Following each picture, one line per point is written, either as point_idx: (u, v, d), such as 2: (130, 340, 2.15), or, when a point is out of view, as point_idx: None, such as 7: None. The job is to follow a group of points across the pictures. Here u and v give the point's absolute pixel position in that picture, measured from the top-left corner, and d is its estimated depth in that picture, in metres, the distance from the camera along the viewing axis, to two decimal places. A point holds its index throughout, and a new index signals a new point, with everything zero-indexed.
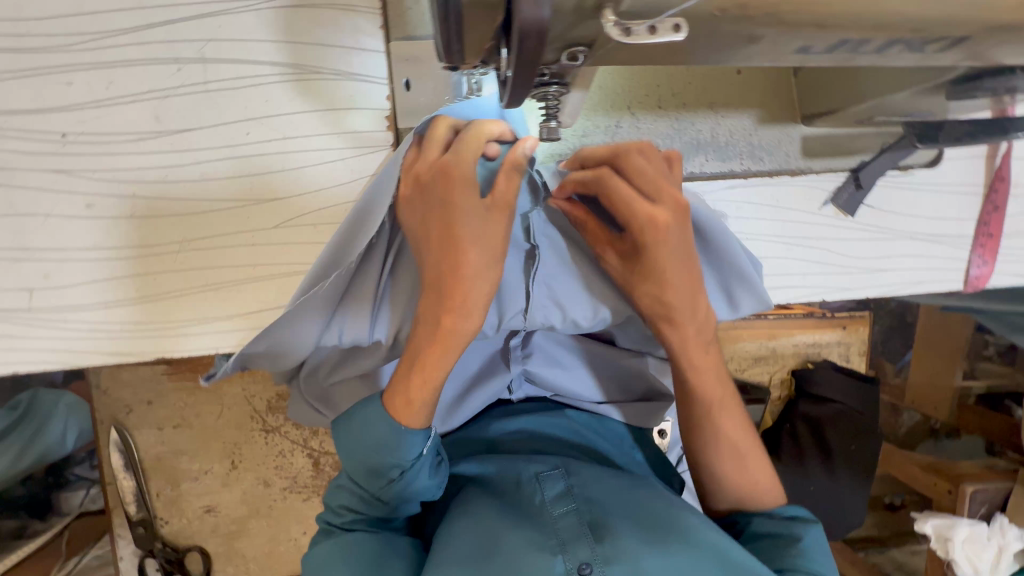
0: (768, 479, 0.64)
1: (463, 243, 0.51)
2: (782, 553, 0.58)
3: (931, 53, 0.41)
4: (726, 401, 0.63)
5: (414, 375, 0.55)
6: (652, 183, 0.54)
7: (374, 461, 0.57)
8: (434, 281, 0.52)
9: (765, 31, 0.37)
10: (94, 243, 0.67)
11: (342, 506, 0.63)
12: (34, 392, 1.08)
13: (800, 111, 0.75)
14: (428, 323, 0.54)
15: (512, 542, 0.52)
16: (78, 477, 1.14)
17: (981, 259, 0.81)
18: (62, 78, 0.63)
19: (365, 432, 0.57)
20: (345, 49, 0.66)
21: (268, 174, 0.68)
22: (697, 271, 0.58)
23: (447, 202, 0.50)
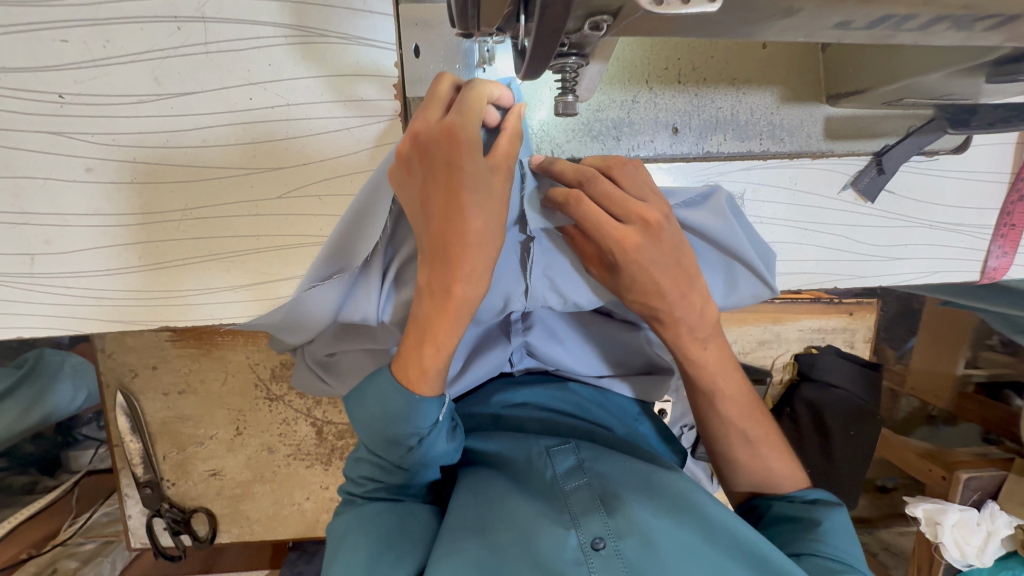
0: (784, 465, 0.64)
1: (467, 208, 0.47)
2: (802, 537, 0.57)
3: (979, 32, 0.38)
4: (733, 389, 0.63)
5: (426, 346, 0.51)
6: (621, 205, 0.53)
7: (391, 432, 0.54)
8: (439, 248, 0.48)
9: (804, 4, 0.34)
10: (93, 209, 0.65)
11: (363, 476, 0.60)
12: (40, 353, 1.03)
13: (826, 89, 0.71)
14: (435, 286, 0.50)
15: (526, 516, 0.53)
16: (87, 436, 1.17)
17: (1000, 250, 0.79)
18: (56, 35, 0.60)
19: (379, 403, 0.53)
20: (352, 11, 0.63)
21: (272, 142, 0.66)
22: (690, 268, 0.56)
23: (454, 165, 0.46)
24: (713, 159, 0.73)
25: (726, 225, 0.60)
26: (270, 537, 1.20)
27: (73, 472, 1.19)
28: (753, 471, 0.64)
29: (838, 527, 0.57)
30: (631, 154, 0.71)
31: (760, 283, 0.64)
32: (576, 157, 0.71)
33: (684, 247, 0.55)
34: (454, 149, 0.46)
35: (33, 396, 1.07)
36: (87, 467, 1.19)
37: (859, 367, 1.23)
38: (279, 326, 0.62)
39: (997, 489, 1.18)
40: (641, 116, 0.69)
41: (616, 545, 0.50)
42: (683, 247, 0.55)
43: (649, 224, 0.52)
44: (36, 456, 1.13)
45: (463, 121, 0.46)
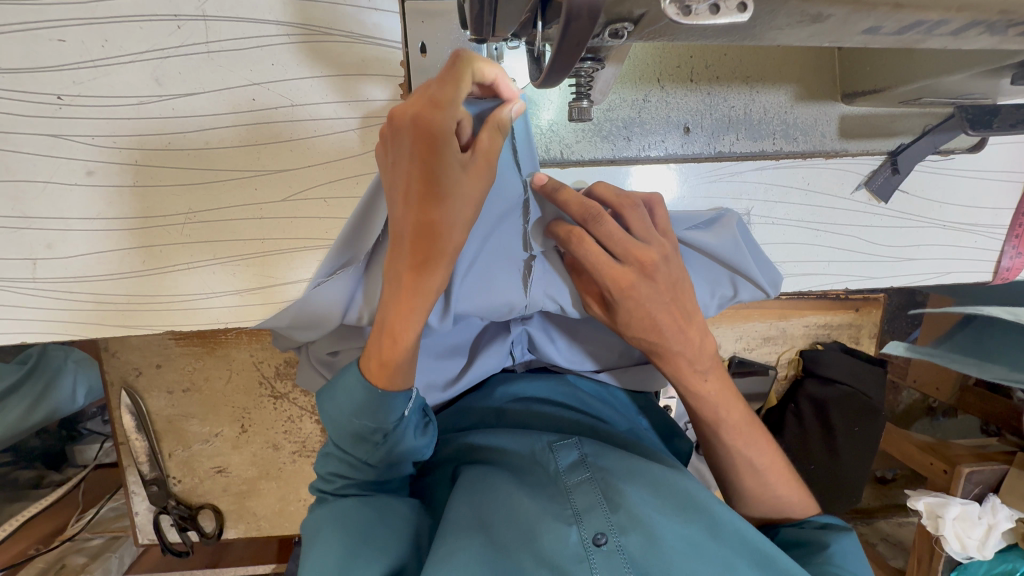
0: (793, 492, 0.64)
1: (433, 202, 0.44)
2: (814, 558, 0.57)
3: (1012, 37, 0.37)
4: (742, 427, 0.63)
5: (382, 334, 0.51)
6: (619, 244, 0.54)
7: (356, 427, 0.53)
8: (401, 240, 0.46)
9: (834, 10, 0.33)
10: (95, 213, 0.64)
11: (331, 473, 0.58)
12: (43, 349, 1.06)
13: (842, 87, 0.70)
14: (395, 274, 0.49)
15: (531, 512, 0.52)
16: (89, 431, 1.20)
17: (1014, 250, 0.78)
18: (53, 34, 0.58)
19: (344, 397, 0.53)
20: (357, 8, 0.61)
21: (276, 144, 0.65)
22: (685, 303, 0.58)
23: (419, 159, 0.43)
24: (726, 159, 0.71)
25: (731, 244, 0.62)
26: (276, 532, 1.20)
27: (79, 468, 1.19)
28: (762, 499, 0.64)
29: (850, 552, 0.57)
30: (641, 154, 0.70)
31: (758, 289, 0.65)
32: (585, 158, 0.70)
33: (681, 284, 0.57)
34: (422, 144, 0.42)
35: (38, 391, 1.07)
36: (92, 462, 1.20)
37: (860, 362, 1.22)
38: (288, 326, 0.60)
39: (999, 483, 1.19)
40: (652, 116, 0.68)
41: (619, 541, 0.50)
42: (680, 282, 0.57)
43: (645, 264, 0.54)
44: (38, 450, 1.14)
45: (439, 112, 0.41)
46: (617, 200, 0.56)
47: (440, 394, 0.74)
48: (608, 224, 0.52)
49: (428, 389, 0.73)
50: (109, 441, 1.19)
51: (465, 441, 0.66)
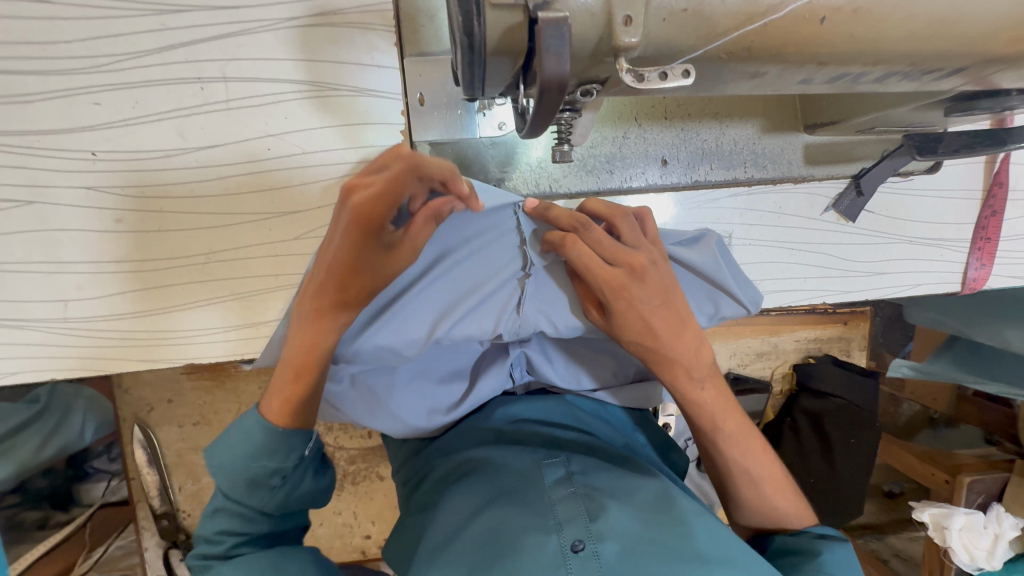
0: (791, 503, 0.67)
1: (358, 273, 0.54)
2: (804, 567, 0.60)
3: (929, 81, 0.43)
4: (737, 432, 0.66)
5: (288, 374, 0.58)
6: (611, 251, 0.60)
7: (254, 471, 0.58)
8: (327, 297, 0.55)
9: (770, 69, 0.38)
10: (123, 256, 0.70)
11: (220, 532, 0.61)
12: (53, 388, 1.05)
13: (803, 120, 0.77)
14: (301, 318, 0.57)
15: (519, 527, 0.57)
16: (97, 470, 1.16)
17: (978, 262, 0.84)
18: (89, 98, 0.65)
19: (240, 442, 0.58)
20: (361, 66, 0.68)
21: (289, 188, 0.71)
22: (677, 309, 0.63)
23: (352, 237, 0.51)
24: (703, 187, 0.77)
25: (712, 261, 0.67)
26: None
27: (84, 508, 1.17)
28: (760, 509, 0.67)
29: (840, 561, 0.60)
30: (624, 185, 0.76)
31: (739, 305, 0.71)
32: (572, 191, 0.77)
33: (671, 289, 0.62)
34: (360, 226, 0.50)
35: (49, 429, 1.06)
36: (99, 501, 1.18)
37: (852, 375, 1.27)
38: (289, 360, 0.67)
39: (1001, 490, 1.23)
40: (632, 151, 0.74)
41: (596, 547, 0.54)
42: (670, 288, 0.62)
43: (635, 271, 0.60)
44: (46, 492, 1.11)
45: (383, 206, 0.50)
46: (608, 212, 0.62)
47: (446, 417, 0.79)
48: (596, 232, 0.59)
49: (432, 415, 0.77)
50: (117, 479, 1.19)
51: (458, 458, 0.73)
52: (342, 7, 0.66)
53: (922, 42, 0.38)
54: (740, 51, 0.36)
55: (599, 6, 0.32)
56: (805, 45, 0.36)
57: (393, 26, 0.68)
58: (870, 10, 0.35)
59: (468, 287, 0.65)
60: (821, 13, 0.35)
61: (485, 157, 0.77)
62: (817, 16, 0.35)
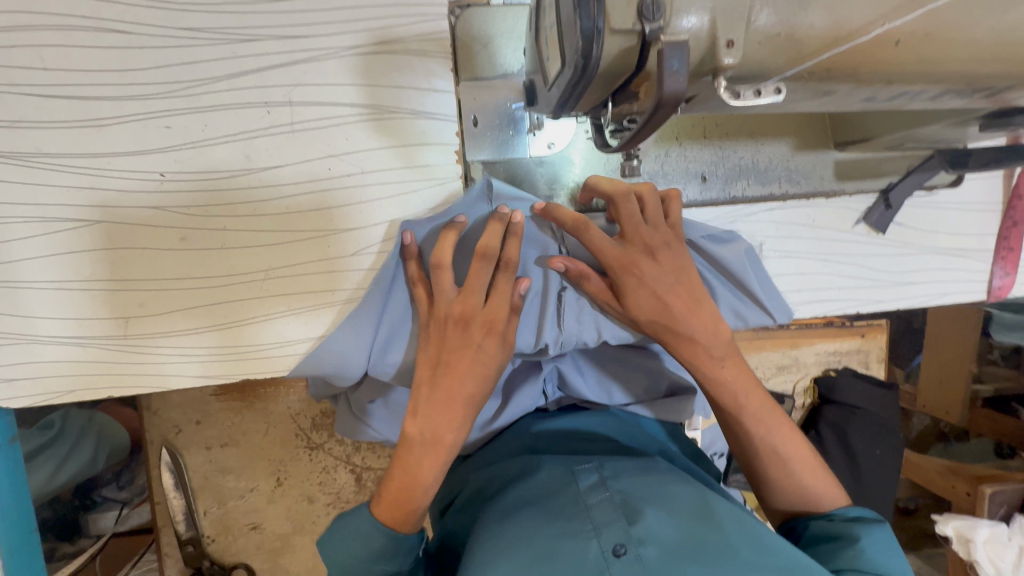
0: (823, 484, 0.66)
1: (469, 376, 0.64)
2: (842, 552, 0.58)
3: (977, 98, 0.47)
4: (755, 410, 0.66)
5: (401, 475, 0.61)
6: (631, 226, 0.64)
7: (375, 574, 0.60)
8: (448, 399, 0.63)
9: (840, 87, 0.42)
10: (183, 274, 0.71)
11: None
12: (66, 413, 1.08)
13: (833, 138, 0.80)
14: (417, 426, 0.62)
15: (559, 532, 0.58)
16: (105, 498, 1.20)
17: (1002, 271, 0.87)
18: (161, 122, 0.68)
19: (359, 547, 0.60)
20: (419, 90, 0.72)
21: (347, 207, 0.73)
22: (692, 286, 0.66)
23: (477, 345, 0.64)
24: (740, 203, 0.80)
25: (738, 262, 0.71)
26: None
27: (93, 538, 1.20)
28: (791, 492, 0.66)
29: (880, 544, 0.59)
30: None
31: (767, 315, 0.74)
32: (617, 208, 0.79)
33: (684, 266, 0.66)
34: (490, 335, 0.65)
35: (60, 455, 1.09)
36: (109, 530, 1.21)
37: (873, 386, 1.28)
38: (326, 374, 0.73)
39: (1022, 501, 1.27)
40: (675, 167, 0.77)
41: (637, 551, 0.55)
42: (684, 264, 0.66)
43: (646, 249, 0.65)
44: (50, 521, 1.14)
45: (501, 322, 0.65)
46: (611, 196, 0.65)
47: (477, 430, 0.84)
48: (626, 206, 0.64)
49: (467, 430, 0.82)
50: (127, 508, 1.21)
51: (501, 467, 0.75)
52: (403, 36, 0.70)
53: (980, 64, 0.41)
54: (819, 72, 0.39)
55: (704, 31, 0.35)
56: (876, 65, 0.40)
57: (449, 54, 0.72)
58: (939, 33, 0.39)
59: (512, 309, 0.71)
60: (896, 36, 0.38)
61: (534, 176, 0.81)
62: (892, 39, 0.38)
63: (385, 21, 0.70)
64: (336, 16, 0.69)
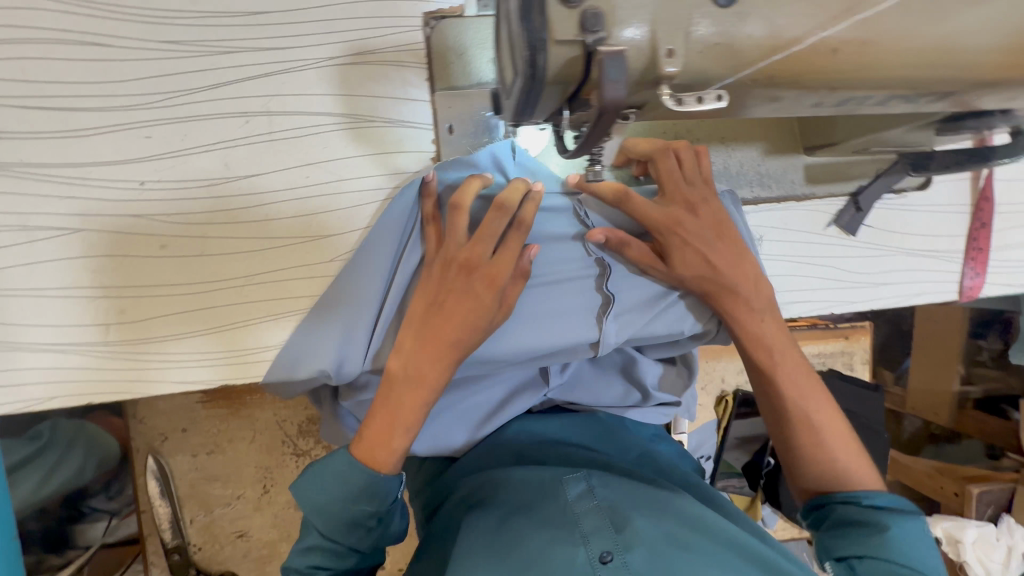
0: (851, 459, 0.68)
1: (464, 324, 0.63)
2: (870, 541, 0.60)
3: (925, 103, 0.48)
4: (792, 370, 0.70)
5: (383, 415, 0.63)
6: (674, 186, 0.67)
7: (353, 513, 0.64)
8: (441, 346, 0.62)
9: (786, 93, 0.43)
10: (162, 281, 0.72)
11: (311, 567, 0.67)
12: (54, 422, 1.09)
13: (802, 142, 0.81)
14: (406, 363, 0.63)
15: (545, 540, 0.59)
16: (94, 509, 1.17)
17: (972, 272, 0.89)
18: (141, 132, 0.69)
19: (338, 487, 0.63)
20: (395, 100, 0.74)
21: (325, 214, 0.75)
22: (734, 245, 0.69)
23: (472, 291, 0.63)
24: None
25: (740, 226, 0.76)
26: None
27: (81, 549, 1.18)
28: (819, 463, 0.68)
29: (910, 538, 0.60)
30: None
31: None
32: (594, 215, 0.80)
33: (723, 225, 0.69)
34: (488, 283, 0.63)
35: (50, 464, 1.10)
36: (99, 540, 1.20)
37: (858, 389, 1.29)
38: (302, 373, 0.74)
39: (1010, 502, 1.29)
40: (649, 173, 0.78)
41: (624, 557, 0.56)
42: (723, 224, 0.69)
43: (688, 206, 0.68)
44: (38, 532, 1.13)
45: (500, 271, 0.64)
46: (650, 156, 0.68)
47: (464, 434, 0.85)
48: (668, 166, 0.68)
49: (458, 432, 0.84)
50: (115, 518, 1.19)
51: (483, 477, 0.75)
52: (379, 47, 0.72)
53: (920, 71, 0.43)
54: (763, 78, 0.41)
55: (646, 42, 0.37)
56: (818, 71, 0.41)
57: (425, 64, 0.74)
58: (874, 41, 0.41)
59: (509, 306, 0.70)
60: (833, 45, 0.40)
61: None
62: (829, 48, 0.40)
63: (362, 32, 0.72)
64: (312, 28, 0.70)
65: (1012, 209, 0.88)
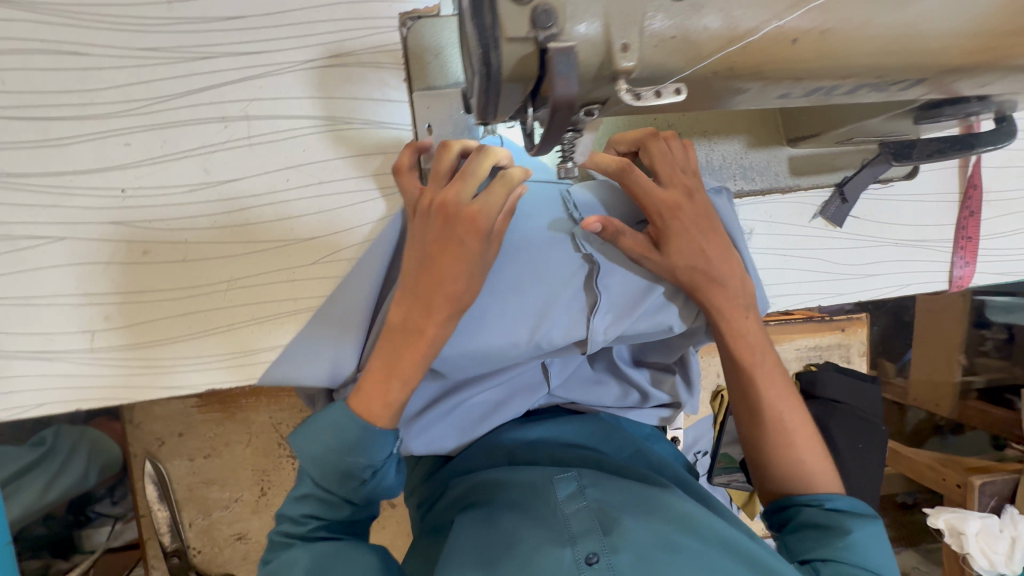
0: (817, 461, 0.70)
1: (456, 276, 0.59)
2: (831, 542, 0.63)
3: (896, 91, 0.48)
4: (767, 370, 0.71)
5: (379, 374, 0.62)
6: (669, 171, 0.69)
7: (348, 465, 0.62)
8: (434, 302, 0.60)
9: (751, 86, 0.43)
10: (144, 287, 0.73)
11: (304, 515, 0.65)
12: (58, 429, 1.10)
13: (785, 134, 0.80)
14: (405, 322, 0.61)
15: (533, 543, 0.59)
16: (99, 514, 1.20)
17: (962, 261, 0.88)
18: (121, 140, 0.69)
19: (334, 437, 0.62)
20: (373, 101, 0.74)
21: (306, 217, 0.75)
22: (721, 239, 0.70)
23: (457, 241, 0.59)
24: None
25: (731, 213, 0.76)
26: None
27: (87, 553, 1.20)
28: (787, 464, 0.70)
29: (865, 539, 0.63)
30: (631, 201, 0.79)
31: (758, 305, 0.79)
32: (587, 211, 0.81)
33: (711, 218, 0.70)
34: (470, 230, 0.58)
35: (53, 471, 1.11)
36: (103, 545, 1.21)
37: (857, 381, 1.28)
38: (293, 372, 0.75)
39: (1014, 493, 1.27)
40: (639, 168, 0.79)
41: (610, 559, 0.56)
42: (711, 220, 0.70)
43: (684, 190, 0.68)
44: (45, 537, 1.15)
45: (481, 214, 0.58)
46: (641, 140, 0.69)
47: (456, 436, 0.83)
48: (665, 149, 0.69)
49: (453, 434, 0.82)
50: (120, 522, 1.22)
51: (475, 478, 0.75)
52: (356, 49, 0.73)
53: (884, 58, 0.42)
54: (724, 70, 0.41)
55: (599, 38, 0.37)
56: (780, 62, 0.41)
57: (402, 64, 0.74)
58: (835, 29, 0.40)
59: (501, 306, 0.69)
60: (793, 36, 0.40)
61: None
62: (789, 37, 0.40)
63: (339, 35, 0.72)
64: (287, 31, 0.71)
65: (1001, 198, 0.87)
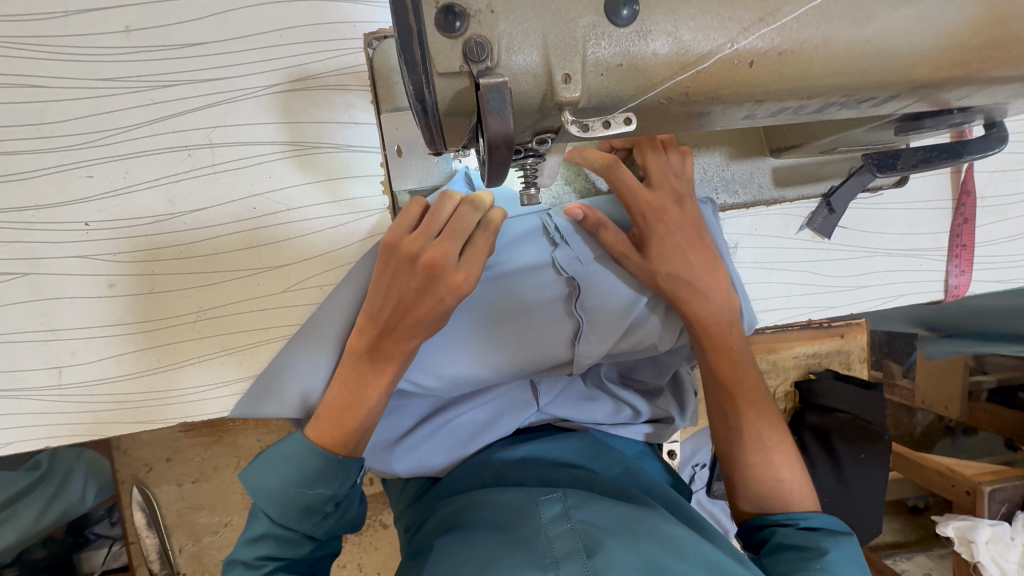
0: (795, 480, 0.66)
1: (432, 324, 0.58)
2: (808, 565, 0.59)
3: (867, 107, 0.45)
4: (747, 382, 0.69)
5: (343, 404, 0.60)
6: (661, 175, 0.67)
7: (308, 499, 0.60)
8: (406, 343, 0.58)
9: (711, 108, 0.41)
10: (111, 320, 0.71)
11: (259, 558, 0.62)
12: (53, 452, 1.07)
13: (768, 144, 0.76)
14: (376, 365, 0.59)
15: (512, 566, 0.56)
16: (98, 536, 1.15)
17: (957, 269, 0.85)
18: (84, 172, 0.68)
19: (292, 470, 0.59)
20: (340, 124, 0.72)
21: (274, 245, 0.73)
22: (706, 248, 0.68)
23: (436, 293, 0.57)
24: None
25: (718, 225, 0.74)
26: None
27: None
28: (766, 480, 0.66)
29: (845, 557, 0.59)
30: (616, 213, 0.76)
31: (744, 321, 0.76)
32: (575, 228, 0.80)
33: (701, 226, 0.68)
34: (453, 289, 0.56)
35: (49, 495, 1.08)
36: (100, 568, 1.18)
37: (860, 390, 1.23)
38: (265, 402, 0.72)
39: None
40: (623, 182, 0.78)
41: None
42: (697, 228, 0.68)
43: (675, 196, 0.67)
44: (42, 561, 1.12)
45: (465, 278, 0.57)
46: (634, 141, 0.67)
47: (444, 456, 0.80)
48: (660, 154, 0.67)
49: (438, 456, 0.79)
50: (117, 543, 1.17)
51: (456, 501, 0.72)
52: (320, 72, 0.71)
53: (847, 78, 0.40)
54: (678, 96, 0.40)
55: (539, 68, 0.36)
56: (736, 84, 0.40)
57: (368, 86, 0.72)
58: (792, 52, 0.39)
59: (479, 326, 0.68)
60: (748, 58, 0.39)
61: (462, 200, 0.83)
62: (745, 61, 0.39)
63: (302, 58, 0.70)
64: (249, 56, 0.69)
65: (996, 203, 0.84)
